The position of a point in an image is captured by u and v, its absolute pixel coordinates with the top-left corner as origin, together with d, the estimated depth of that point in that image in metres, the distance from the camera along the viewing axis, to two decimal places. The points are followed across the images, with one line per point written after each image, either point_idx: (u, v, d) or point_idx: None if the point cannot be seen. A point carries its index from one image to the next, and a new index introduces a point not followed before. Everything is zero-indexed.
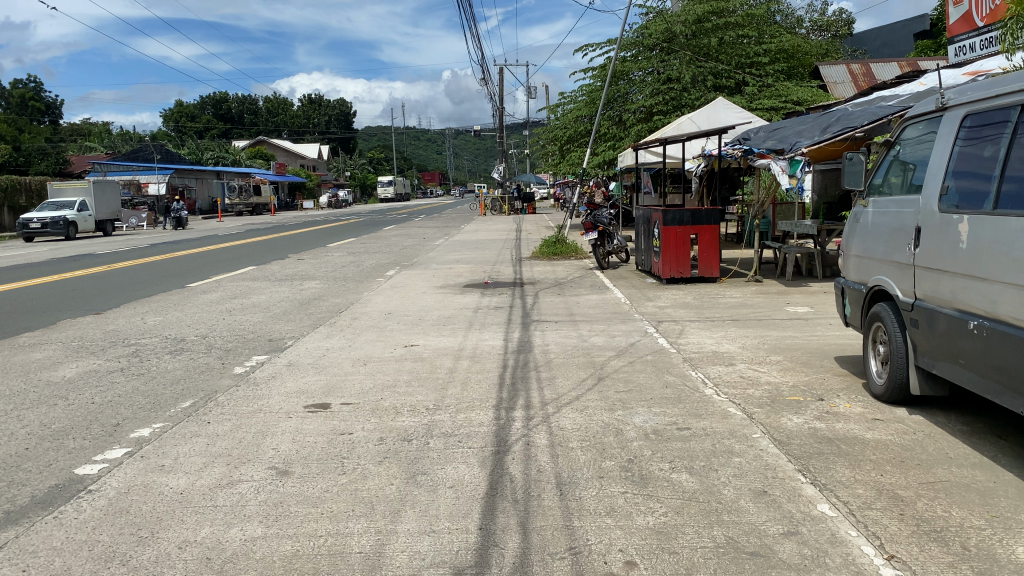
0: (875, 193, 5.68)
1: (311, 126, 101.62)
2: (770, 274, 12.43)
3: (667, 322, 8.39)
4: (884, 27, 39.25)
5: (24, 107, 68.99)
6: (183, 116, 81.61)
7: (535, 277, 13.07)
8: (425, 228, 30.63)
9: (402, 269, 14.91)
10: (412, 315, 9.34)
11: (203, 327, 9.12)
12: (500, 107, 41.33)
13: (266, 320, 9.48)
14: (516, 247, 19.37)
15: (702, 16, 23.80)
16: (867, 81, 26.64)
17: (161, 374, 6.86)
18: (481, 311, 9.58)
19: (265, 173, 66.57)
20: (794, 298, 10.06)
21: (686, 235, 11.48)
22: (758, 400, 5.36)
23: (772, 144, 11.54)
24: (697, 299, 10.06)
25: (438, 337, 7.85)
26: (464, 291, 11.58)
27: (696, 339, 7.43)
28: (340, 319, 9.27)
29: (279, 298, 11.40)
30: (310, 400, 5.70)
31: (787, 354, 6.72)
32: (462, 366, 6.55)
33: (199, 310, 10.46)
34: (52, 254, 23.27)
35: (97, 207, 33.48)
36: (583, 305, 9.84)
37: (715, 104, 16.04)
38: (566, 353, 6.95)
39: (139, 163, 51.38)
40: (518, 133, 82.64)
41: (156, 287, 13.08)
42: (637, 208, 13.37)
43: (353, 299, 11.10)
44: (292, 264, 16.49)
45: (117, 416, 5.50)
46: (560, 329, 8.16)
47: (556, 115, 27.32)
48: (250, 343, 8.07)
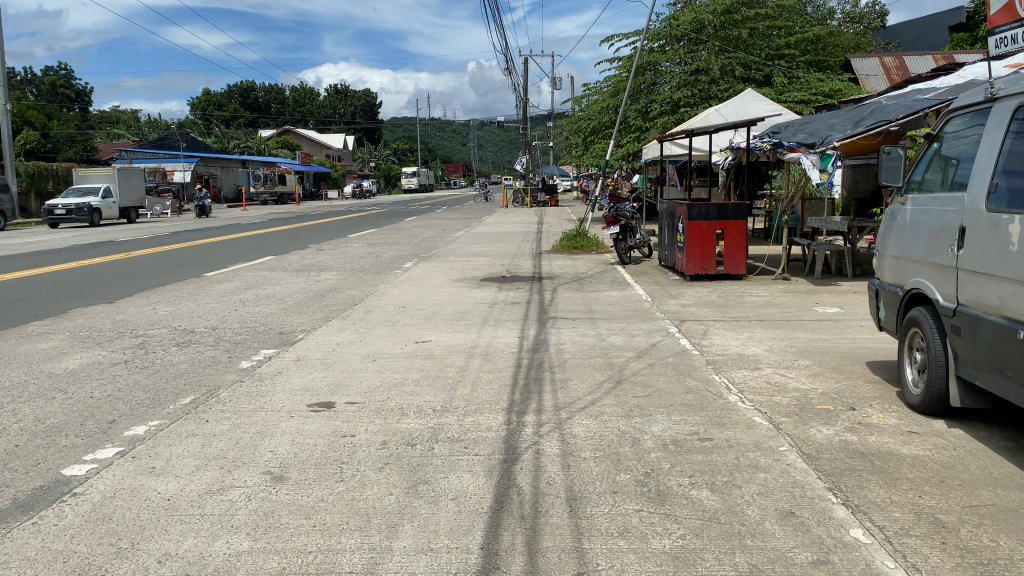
0: (914, 190, 5.32)
1: (337, 116, 101.87)
2: (798, 272, 12.05)
3: (690, 321, 8.07)
4: (918, 20, 38.34)
5: (54, 94, 69.78)
6: (210, 105, 82.06)
7: (555, 271, 12.78)
8: (447, 220, 30.42)
9: (421, 261, 14.69)
10: (427, 310, 9.11)
11: (214, 318, 8.95)
12: (524, 98, 40.99)
13: (278, 311, 9.31)
14: (538, 240, 19.08)
15: (732, 6, 23.33)
16: (900, 75, 25.98)
17: (166, 367, 6.69)
18: (498, 306, 9.32)
19: (290, 163, 66.77)
20: (824, 298, 9.69)
21: (712, 230, 11.13)
22: (785, 409, 5.04)
23: (803, 137, 11.14)
24: (721, 297, 9.72)
25: (452, 333, 7.60)
26: (481, 285, 11.33)
27: (721, 341, 7.11)
28: (354, 312, 9.06)
29: (294, 290, 11.22)
30: (313, 398, 5.47)
31: (816, 359, 6.39)
32: (473, 365, 6.30)
33: (212, 301, 10.30)
34: (74, 241, 23.37)
35: (121, 194, 33.67)
36: (603, 302, 9.54)
37: (743, 95, 15.60)
38: (583, 353, 6.68)
39: (166, 151, 51.71)
40: (543, 125, 82.18)
41: (172, 276, 12.96)
42: (661, 201, 13.03)
43: (368, 291, 10.89)
44: (310, 255, 16.33)
45: (113, 412, 5.30)
46: (579, 326, 7.88)
47: (580, 106, 26.95)
48: (260, 336, 7.88)
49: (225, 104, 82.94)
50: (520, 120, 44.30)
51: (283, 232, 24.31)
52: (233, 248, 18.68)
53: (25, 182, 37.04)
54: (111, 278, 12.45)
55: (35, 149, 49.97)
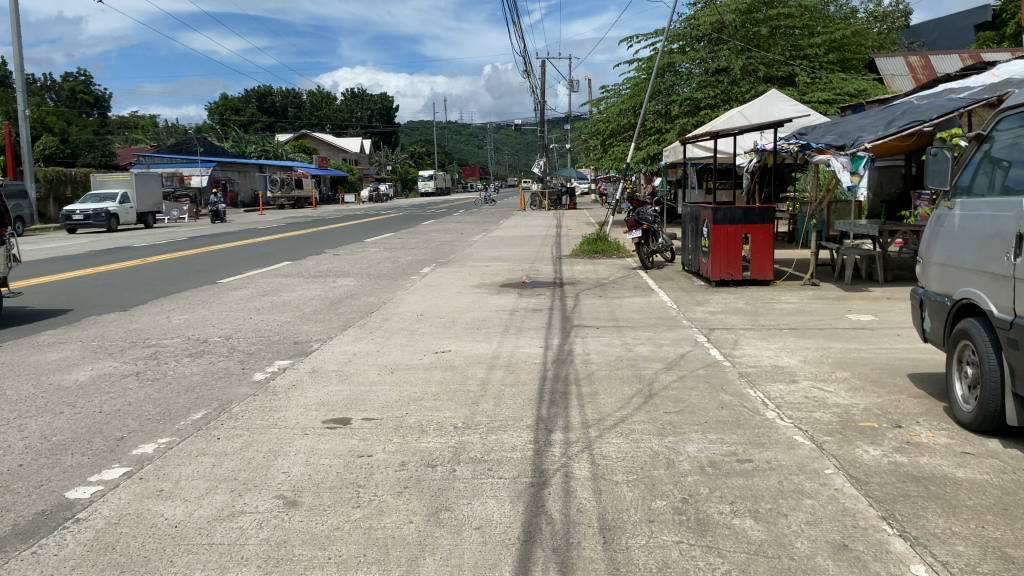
0: (962, 194, 5.01)
1: (354, 120, 102.14)
2: (826, 277, 11.71)
3: (719, 330, 7.79)
4: (943, 19, 37.71)
5: (74, 100, 70.45)
6: (228, 109, 82.43)
7: (576, 277, 12.53)
8: (464, 223, 30.23)
9: (438, 267, 14.48)
10: (445, 318, 8.88)
11: (229, 327, 8.78)
12: (542, 101, 40.72)
13: (294, 320, 9.12)
14: (557, 245, 18.83)
15: (753, 6, 22.99)
16: (926, 74, 25.48)
17: (178, 378, 6.51)
18: (518, 314, 9.08)
19: (307, 167, 66.93)
20: (856, 305, 9.36)
21: (738, 234, 10.83)
22: (826, 427, 4.76)
23: (832, 139, 10.82)
24: (749, 304, 9.43)
25: (472, 343, 7.36)
26: (501, 291, 11.08)
27: (753, 351, 6.83)
28: (371, 320, 8.85)
29: (310, 296, 11.04)
30: (329, 414, 5.25)
31: (855, 371, 6.09)
32: (495, 377, 6.06)
33: (227, 308, 10.14)
34: (92, 246, 23.41)
35: (139, 199, 33.79)
36: (627, 309, 9.28)
37: (767, 96, 15.28)
38: (609, 364, 6.42)
39: (184, 156, 51.98)
40: (560, 128, 81.87)
41: (189, 282, 12.85)
42: (684, 205, 12.74)
43: (386, 298, 10.68)
44: (327, 260, 16.16)
45: (122, 429, 5.11)
46: (603, 335, 7.61)
47: (598, 108, 26.66)
48: (275, 346, 7.69)
49: (243, 109, 83.36)
50: (538, 122, 44.04)
51: (299, 236, 24.21)
52: (249, 253, 18.57)
53: (45, 187, 37.29)
54: (126, 285, 12.36)
55: (55, 155, 50.36)
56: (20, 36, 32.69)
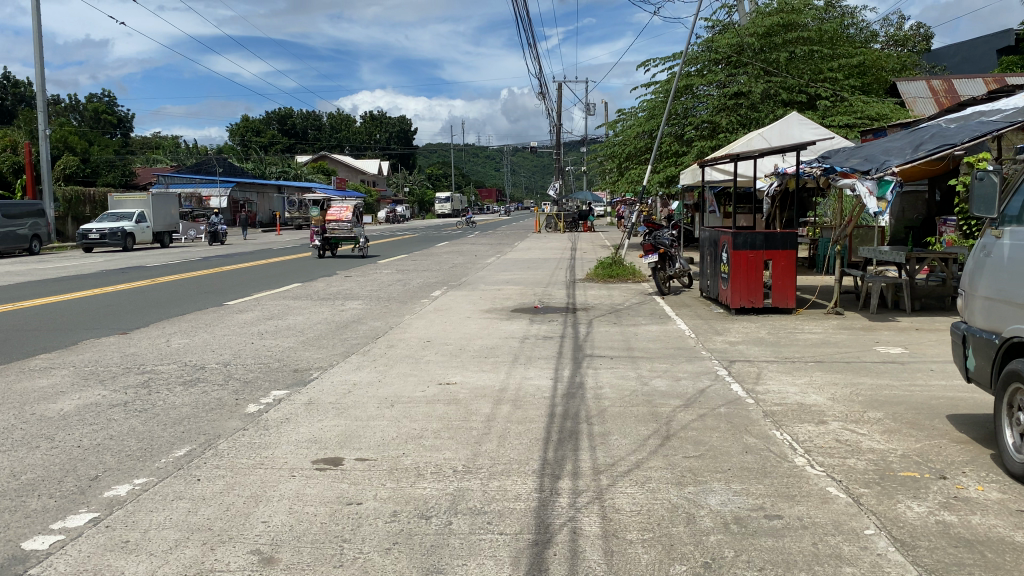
0: (1011, 224, 4.60)
1: (372, 141, 102.74)
2: (851, 305, 11.25)
3: (740, 363, 7.36)
4: (965, 43, 37.23)
5: (97, 120, 71.14)
6: (249, 131, 82.94)
7: (590, 302, 12.12)
8: (478, 245, 29.92)
9: (449, 290, 14.12)
10: (453, 345, 8.50)
11: (228, 352, 8.45)
12: (559, 122, 40.53)
13: (296, 345, 8.77)
14: (571, 268, 18.43)
15: (772, 29, 22.83)
16: (949, 98, 24.99)
17: (167, 409, 6.15)
18: (529, 341, 8.70)
19: (324, 188, 67.03)
20: (884, 336, 8.89)
21: (759, 260, 10.41)
22: (862, 477, 4.30)
23: (857, 162, 10.32)
24: (772, 334, 8.98)
25: (479, 373, 6.98)
26: (512, 317, 10.70)
27: (778, 387, 6.40)
28: (375, 347, 8.48)
29: (316, 320, 10.70)
30: (319, 452, 4.87)
31: (889, 411, 5.64)
32: (502, 413, 5.66)
33: (229, 333, 9.82)
34: (104, 266, 23.28)
35: (154, 219, 33.81)
36: (643, 338, 8.87)
37: (788, 118, 14.94)
38: (622, 399, 6.02)
39: (202, 176, 52.18)
40: (577, 151, 81.82)
41: (193, 304, 12.56)
42: (703, 228, 12.34)
43: (393, 322, 10.32)
44: (337, 282, 15.84)
45: (98, 466, 4.75)
46: (617, 367, 7.20)
47: (615, 131, 26.39)
48: (274, 374, 7.33)
49: (263, 130, 83.99)
50: (553, 145, 43.83)
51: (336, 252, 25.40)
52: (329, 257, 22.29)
53: (63, 206, 37.44)
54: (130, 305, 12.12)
55: (75, 174, 50.76)
56: (42, 57, 32.98)
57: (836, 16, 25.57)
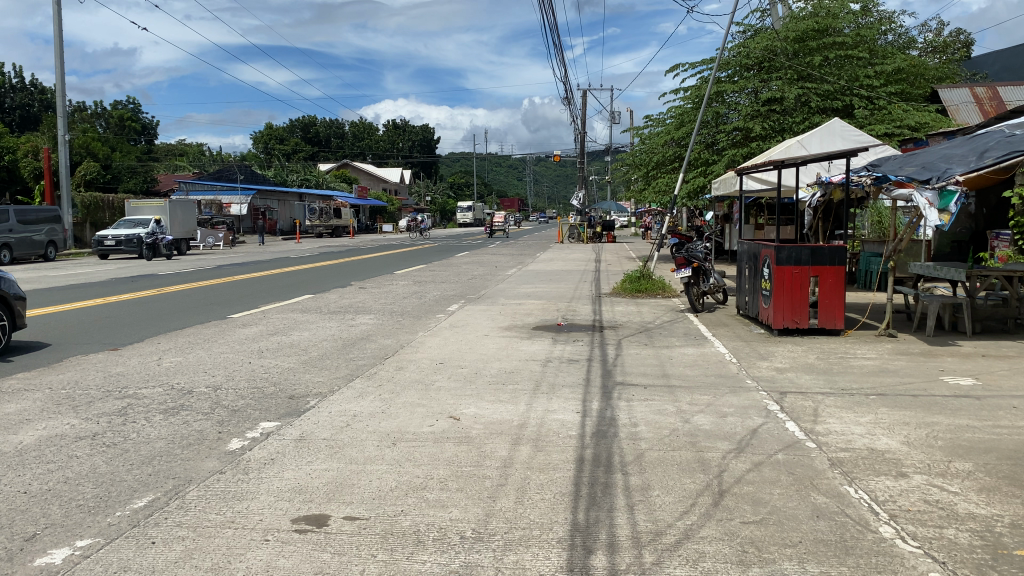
0: None
1: (396, 150, 102.72)
2: (903, 325, 10.34)
3: (793, 396, 6.50)
4: (1005, 50, 36.06)
5: (122, 128, 71.39)
6: (273, 139, 82.85)
7: (617, 320, 11.29)
8: (499, 255, 29.09)
9: (467, 304, 13.34)
10: (467, 368, 7.71)
11: (222, 373, 7.71)
12: (583, 130, 39.67)
13: (297, 366, 8.02)
14: (596, 281, 17.59)
15: (805, 35, 21.98)
16: (993, 106, 23.94)
17: (139, 444, 5.38)
18: (553, 365, 7.88)
19: (346, 196, 66.70)
20: (948, 362, 7.97)
21: (804, 277, 9.54)
22: (971, 557, 3.44)
23: (914, 170, 9.40)
24: (822, 360, 8.10)
25: (495, 404, 6.17)
26: (534, 335, 9.87)
27: (841, 428, 5.54)
28: (383, 370, 7.71)
29: (323, 337, 9.94)
30: (301, 508, 4.09)
31: (979, 461, 4.76)
32: (521, 456, 4.86)
33: (228, 350, 9.09)
34: (117, 274, 22.81)
35: (171, 226, 33.55)
36: (678, 362, 8.04)
37: (828, 125, 14.08)
38: (661, 441, 5.19)
39: (224, 183, 51.87)
40: (600, 161, 81.04)
41: (195, 317, 11.89)
42: (739, 242, 11.51)
43: (404, 340, 9.54)
44: (350, 294, 15.11)
45: (38, 521, 3.99)
46: (652, 398, 6.38)
47: (641, 140, 25.56)
48: (267, 401, 6.56)
49: (286, 138, 83.83)
50: (577, 154, 42.97)
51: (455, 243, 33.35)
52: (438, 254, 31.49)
53: (82, 212, 37.19)
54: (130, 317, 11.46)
55: (96, 180, 50.69)
56: (62, 62, 32.75)
57: (873, 21, 24.61)
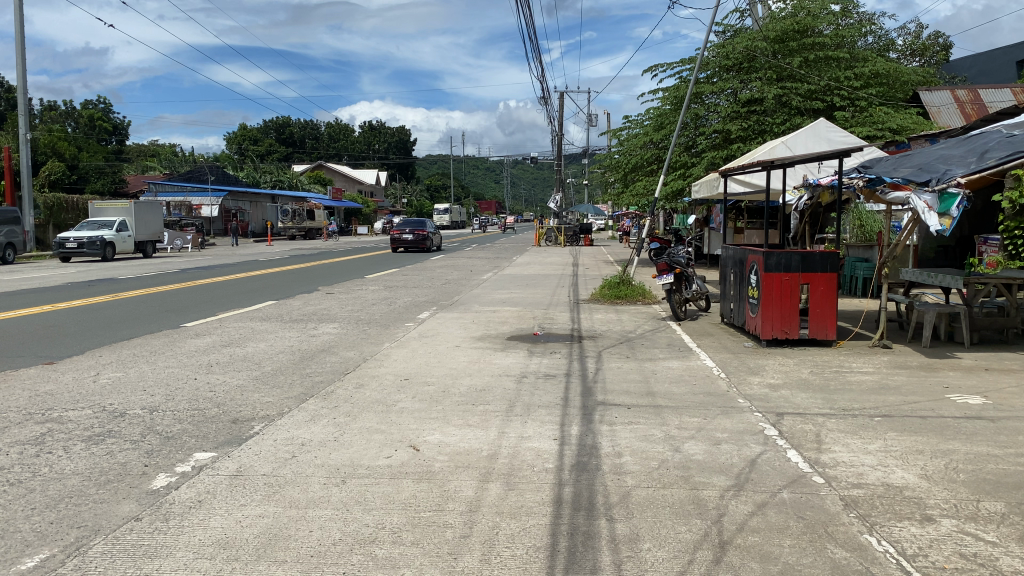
0: None
1: (371, 151, 101.56)
2: (897, 335, 9.82)
3: (792, 419, 5.90)
4: (981, 54, 36.00)
5: (91, 127, 69.75)
6: (246, 140, 81.44)
7: (596, 329, 10.65)
8: (475, 259, 28.39)
9: (438, 311, 12.65)
10: (434, 385, 7.03)
11: (163, 392, 6.97)
12: (560, 132, 39.06)
13: (246, 383, 7.30)
14: (573, 286, 16.96)
15: (785, 35, 21.55)
16: (975, 109, 23.71)
17: (48, 481, 4.65)
18: (528, 381, 7.22)
19: (321, 198, 65.65)
20: (951, 378, 7.41)
21: (794, 284, 8.98)
22: None
23: (910, 171, 8.85)
24: (817, 375, 7.51)
25: (462, 430, 5.51)
26: (508, 346, 9.22)
27: (850, 458, 4.94)
28: (341, 388, 7.01)
29: (280, 349, 9.22)
30: (223, 571, 3.41)
31: (1012, 501, 4.17)
32: (489, 497, 4.21)
33: (174, 364, 8.35)
34: (73, 277, 21.85)
35: (137, 228, 32.47)
36: (662, 377, 7.43)
37: (813, 126, 13.63)
38: (649, 476, 4.55)
39: (194, 185, 50.67)
40: (578, 163, 80.71)
41: (146, 326, 11.11)
42: (724, 247, 10.92)
43: (368, 353, 8.84)
44: (316, 301, 14.37)
45: None
46: (637, 421, 5.74)
47: (619, 142, 25.03)
48: (206, 426, 5.85)
49: (260, 139, 82.48)
50: (553, 156, 42.38)
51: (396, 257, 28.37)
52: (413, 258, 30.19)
53: (44, 213, 36.04)
54: (150, 322, 11.43)
55: (60, 181, 49.46)
56: (24, 59, 31.75)
57: (855, 22, 24.25)
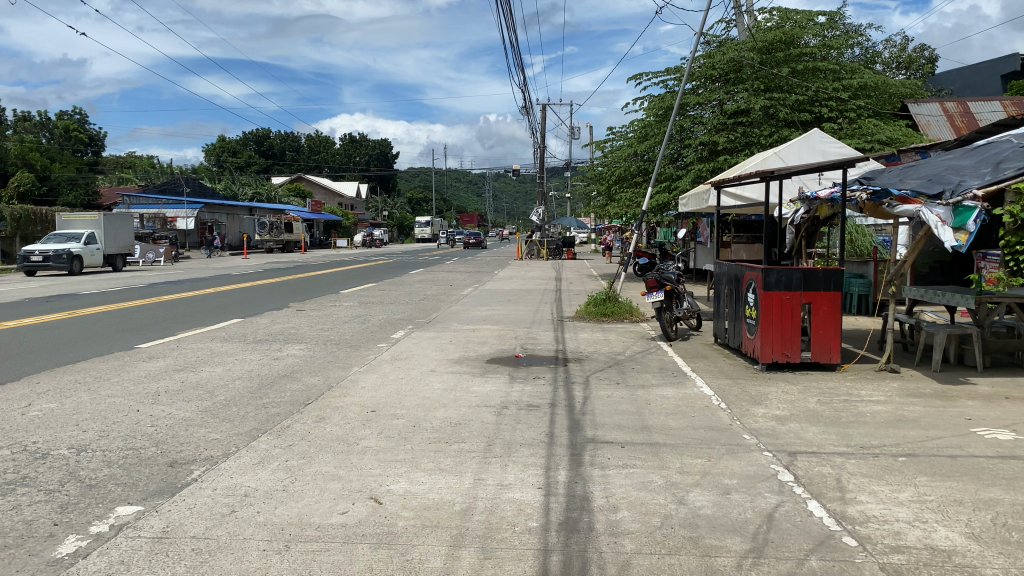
0: None
1: (352, 164, 100.74)
2: (904, 358, 9.17)
3: (806, 460, 5.22)
4: (965, 68, 35.91)
5: (67, 138, 68.33)
6: (225, 151, 80.19)
7: (582, 350, 9.94)
8: (455, 273, 27.75)
9: (414, 330, 11.89)
10: (405, 419, 6.28)
11: (97, 427, 6.17)
12: (542, 145, 38.52)
13: (193, 416, 6.51)
14: (556, 302, 16.27)
15: (772, 46, 21.06)
16: (964, 122, 23.39)
17: None
18: (509, 413, 6.49)
19: (300, 211, 64.62)
20: (971, 408, 6.76)
21: (795, 304, 8.34)
22: None
23: (920, 181, 8.25)
24: (825, 405, 6.84)
25: (432, 477, 4.78)
26: (487, 371, 8.48)
27: (882, 512, 4.25)
28: (298, 423, 6.25)
29: (237, 375, 8.43)
30: None
31: None
32: (461, 570, 3.49)
33: (118, 392, 7.54)
34: (35, 292, 20.86)
35: (106, 241, 31.44)
36: (657, 407, 6.73)
37: (807, 136, 13.06)
38: (651, 538, 3.84)
39: (169, 197, 49.64)
40: (560, 178, 80.43)
41: (96, 347, 10.27)
42: (717, 263, 10.28)
43: (334, 379, 8.08)
44: (284, 318, 13.55)
45: None
46: (633, 464, 5.03)
47: (602, 154, 24.51)
48: (138, 471, 5.07)
49: (239, 151, 81.34)
50: (536, 168, 41.80)
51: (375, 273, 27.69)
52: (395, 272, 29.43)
53: (11, 226, 34.90)
54: (102, 343, 10.60)
55: (30, 193, 48.30)
56: None
57: (842, 33, 23.86)
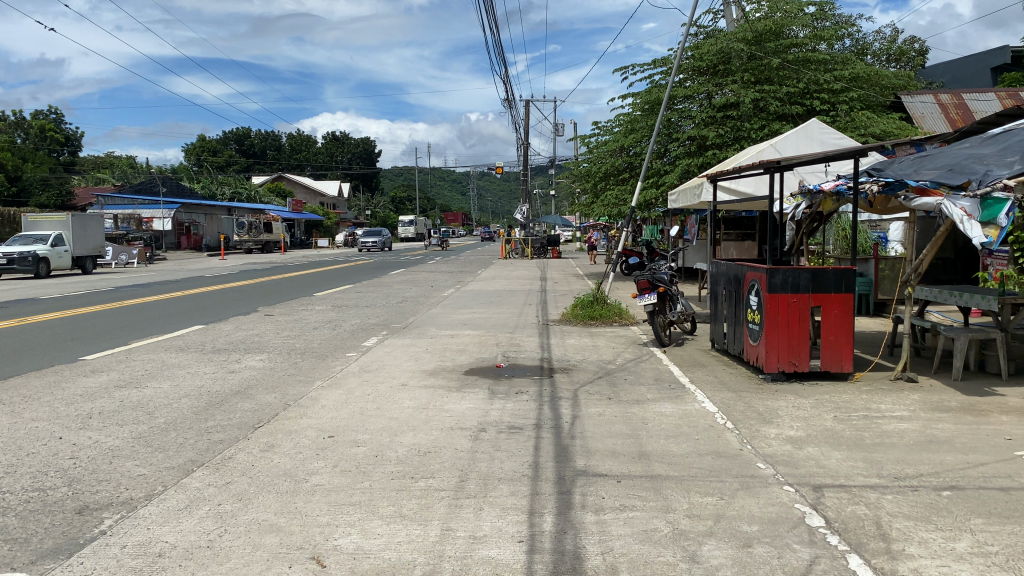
0: None
1: (334, 163, 99.32)
2: (920, 366, 8.36)
3: (835, 497, 4.42)
4: (955, 61, 35.39)
5: (43, 138, 66.66)
6: (205, 151, 78.55)
7: (570, 359, 9.10)
8: (437, 273, 26.81)
9: (388, 337, 11.01)
10: (365, 448, 5.43)
11: (6, 462, 5.28)
12: (525, 142, 37.59)
13: (122, 446, 5.63)
14: (541, 304, 15.42)
15: (762, 36, 20.32)
16: (958, 114, 22.77)
17: None
18: (486, 439, 5.65)
19: (280, 211, 63.32)
20: (1007, 425, 6.00)
21: (803, 307, 7.57)
22: None
23: (937, 171, 7.49)
24: (845, 423, 6.05)
25: (392, 526, 3.95)
26: (465, 385, 7.62)
27: (941, 571, 3.46)
28: (240, 454, 5.36)
29: (184, 392, 7.53)
30: None
31: None
32: None
33: (44, 415, 6.64)
34: None
35: (75, 242, 30.26)
36: (655, 428, 5.91)
37: (803, 127, 12.35)
38: None
39: (145, 197, 48.31)
40: (544, 176, 79.72)
41: (33, 361, 9.33)
42: (715, 263, 9.47)
43: (292, 397, 7.20)
44: (248, 325, 12.61)
45: None
46: (633, 505, 4.22)
47: (587, 149, 23.74)
48: (36, 522, 4.19)
49: (219, 150, 79.83)
50: (520, 166, 40.83)
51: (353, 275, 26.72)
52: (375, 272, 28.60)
53: None
54: (42, 355, 9.65)
55: None
56: None
57: (832, 25, 23.15)
